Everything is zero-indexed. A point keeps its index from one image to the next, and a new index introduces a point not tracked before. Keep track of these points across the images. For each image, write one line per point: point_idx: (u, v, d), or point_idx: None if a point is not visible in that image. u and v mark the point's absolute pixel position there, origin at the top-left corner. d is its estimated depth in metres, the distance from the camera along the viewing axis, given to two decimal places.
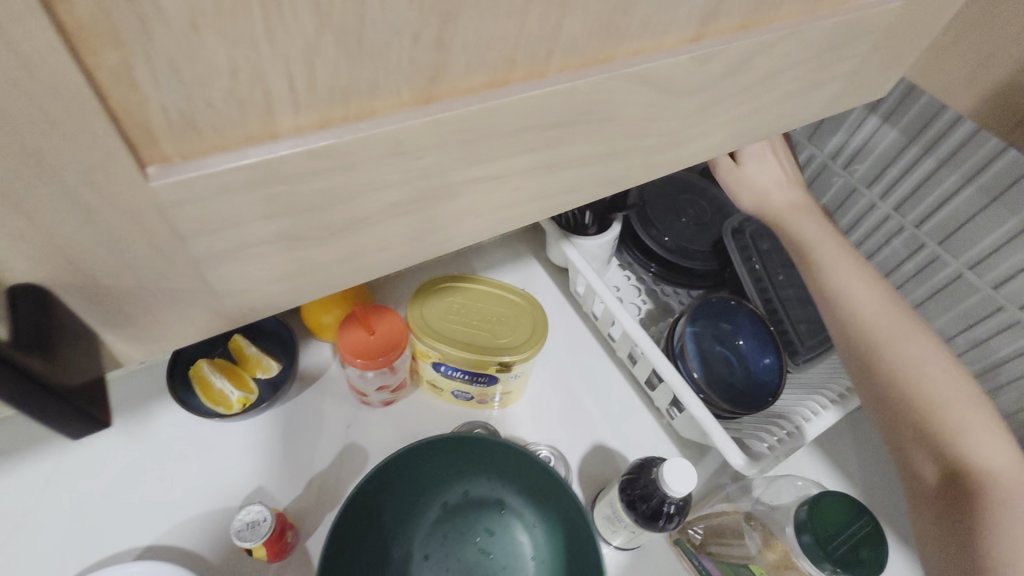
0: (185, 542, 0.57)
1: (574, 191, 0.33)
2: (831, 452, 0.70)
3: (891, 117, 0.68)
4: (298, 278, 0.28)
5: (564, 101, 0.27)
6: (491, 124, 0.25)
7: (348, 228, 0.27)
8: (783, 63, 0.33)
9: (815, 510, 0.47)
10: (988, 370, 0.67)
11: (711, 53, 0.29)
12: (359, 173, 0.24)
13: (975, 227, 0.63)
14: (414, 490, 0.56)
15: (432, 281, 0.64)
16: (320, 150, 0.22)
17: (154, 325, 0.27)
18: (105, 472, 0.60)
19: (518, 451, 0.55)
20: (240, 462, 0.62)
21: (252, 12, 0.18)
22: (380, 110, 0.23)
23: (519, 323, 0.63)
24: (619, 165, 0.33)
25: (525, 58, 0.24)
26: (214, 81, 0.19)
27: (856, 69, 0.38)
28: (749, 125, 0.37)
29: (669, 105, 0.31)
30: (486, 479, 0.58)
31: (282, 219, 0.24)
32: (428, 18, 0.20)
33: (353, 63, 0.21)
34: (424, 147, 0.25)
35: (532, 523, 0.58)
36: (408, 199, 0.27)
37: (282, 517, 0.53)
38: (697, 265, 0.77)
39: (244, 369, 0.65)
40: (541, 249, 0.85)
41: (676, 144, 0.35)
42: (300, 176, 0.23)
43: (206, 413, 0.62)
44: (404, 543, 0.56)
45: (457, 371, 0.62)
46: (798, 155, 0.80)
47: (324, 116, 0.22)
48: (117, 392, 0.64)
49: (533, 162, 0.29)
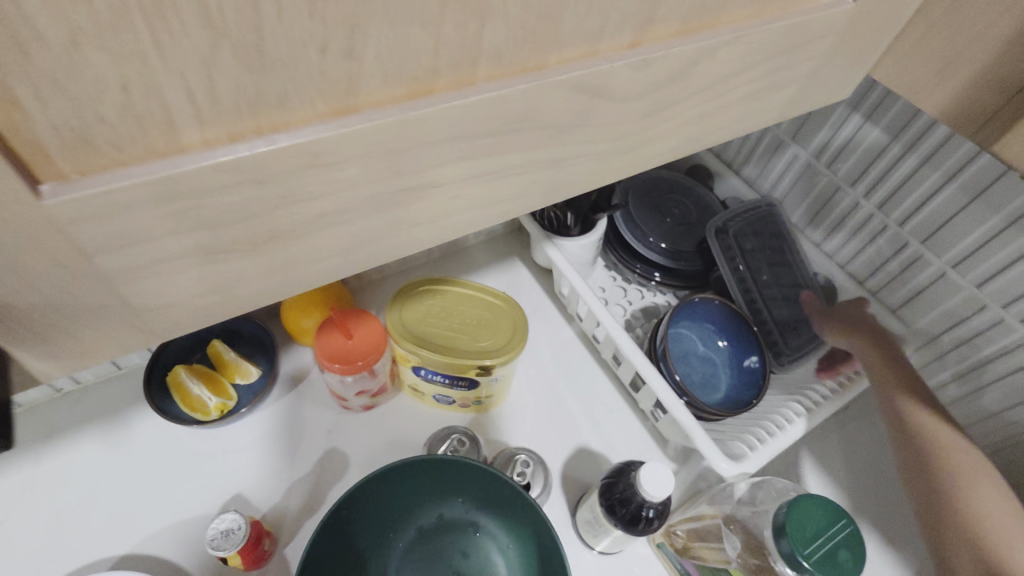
0: (160, 551, 0.56)
1: (523, 192, 0.34)
2: (813, 453, 0.70)
3: (873, 116, 0.67)
4: (224, 292, 0.28)
5: (495, 109, 0.27)
6: (417, 134, 0.26)
7: (270, 241, 0.27)
8: (734, 66, 0.34)
9: (793, 513, 0.46)
10: (973, 370, 0.67)
11: (650, 58, 0.30)
12: (277, 188, 0.25)
13: (956, 227, 0.63)
14: (389, 513, 0.56)
15: (412, 284, 0.64)
16: (227, 164, 0.23)
17: (88, 340, 0.27)
18: (82, 482, 0.60)
19: (491, 475, 0.54)
20: (219, 470, 0.61)
21: (135, 27, 0.18)
22: (294, 123, 0.24)
23: (499, 326, 0.62)
24: (564, 169, 0.34)
25: (448, 68, 0.25)
26: (104, 97, 0.19)
27: (814, 71, 0.39)
28: (700, 129, 0.38)
29: (612, 110, 0.32)
30: (463, 502, 0.58)
31: (196, 234, 0.24)
32: (336, 29, 0.21)
33: (257, 76, 0.21)
34: (346, 159, 0.25)
35: (505, 545, 0.57)
36: (344, 206, 0.27)
37: (258, 525, 0.53)
38: (681, 266, 0.77)
39: (222, 374, 0.64)
40: (525, 251, 0.85)
41: (626, 149, 0.36)
42: (209, 192, 0.23)
43: (184, 420, 0.61)
44: (380, 562, 0.56)
45: (438, 375, 0.62)
46: (782, 154, 0.80)
47: (233, 130, 0.23)
48: (94, 400, 0.64)
49: (470, 170, 0.30)
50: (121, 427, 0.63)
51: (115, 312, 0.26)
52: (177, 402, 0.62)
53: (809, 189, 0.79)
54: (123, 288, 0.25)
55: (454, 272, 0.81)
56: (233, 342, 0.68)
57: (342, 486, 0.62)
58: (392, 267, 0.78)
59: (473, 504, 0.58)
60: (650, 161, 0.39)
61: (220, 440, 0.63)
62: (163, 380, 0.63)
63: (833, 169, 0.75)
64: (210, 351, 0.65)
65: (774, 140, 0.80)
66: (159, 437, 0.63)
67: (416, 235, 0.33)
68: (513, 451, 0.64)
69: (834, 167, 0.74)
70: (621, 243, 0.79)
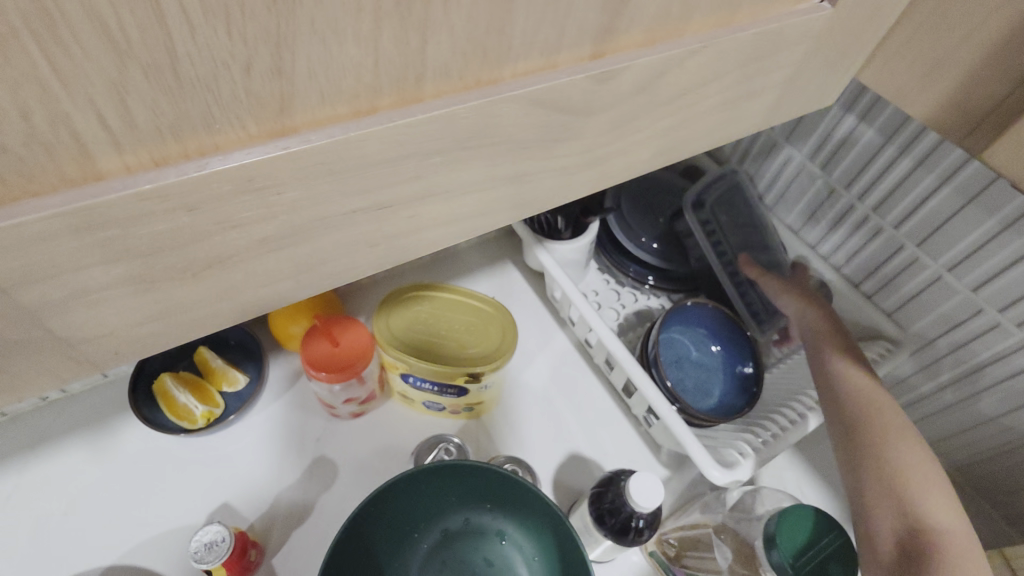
0: (143, 562, 0.56)
1: (490, 205, 0.33)
2: (806, 458, 0.69)
3: (867, 117, 0.66)
4: (168, 318, 0.29)
5: (445, 124, 0.27)
6: (360, 153, 0.26)
7: (213, 265, 0.27)
8: (706, 73, 0.33)
9: (787, 523, 0.45)
10: (971, 373, 0.66)
11: (613, 69, 0.29)
12: (208, 214, 0.25)
13: (954, 229, 0.62)
14: (412, 518, 0.55)
15: (400, 290, 0.63)
16: (149, 191, 0.23)
17: (29, 362, 0.27)
18: (65, 492, 0.59)
19: (522, 484, 0.53)
20: (206, 479, 0.61)
21: (30, 55, 0.18)
22: (223, 146, 0.24)
23: (488, 332, 0.62)
24: (525, 185, 0.34)
25: (391, 86, 0.25)
26: (6, 126, 0.19)
27: (795, 75, 0.38)
28: (674, 139, 0.38)
29: (575, 122, 0.31)
30: (489, 509, 0.57)
31: (126, 264, 0.25)
32: (259, 48, 0.21)
33: (175, 98, 0.21)
34: (283, 181, 0.25)
35: (529, 555, 0.56)
36: (293, 223, 0.27)
37: (244, 535, 0.52)
38: (676, 269, 0.76)
39: (210, 382, 0.64)
40: (517, 254, 0.84)
41: (597, 160, 0.35)
42: (132, 221, 0.23)
43: (172, 430, 0.61)
44: (401, 567, 0.55)
45: (426, 383, 0.61)
46: (777, 155, 0.79)
47: (158, 154, 0.23)
48: (76, 409, 0.64)
49: (421, 189, 0.30)
50: (103, 436, 0.62)
51: (60, 325, 0.26)
52: (164, 411, 0.62)
53: (804, 191, 0.78)
54: (67, 302, 0.25)
55: (444, 276, 0.81)
56: (221, 349, 0.67)
57: (326, 494, 0.61)
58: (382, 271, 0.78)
59: (500, 511, 0.56)
60: (625, 172, 0.38)
61: (203, 448, 0.63)
62: (150, 389, 0.63)
63: (827, 170, 0.74)
64: (197, 359, 0.64)
65: (769, 142, 0.79)
66: (142, 446, 0.62)
67: (382, 247, 0.32)
68: (500, 460, 0.63)
69: (829, 168, 0.73)
70: (614, 247, 0.78)
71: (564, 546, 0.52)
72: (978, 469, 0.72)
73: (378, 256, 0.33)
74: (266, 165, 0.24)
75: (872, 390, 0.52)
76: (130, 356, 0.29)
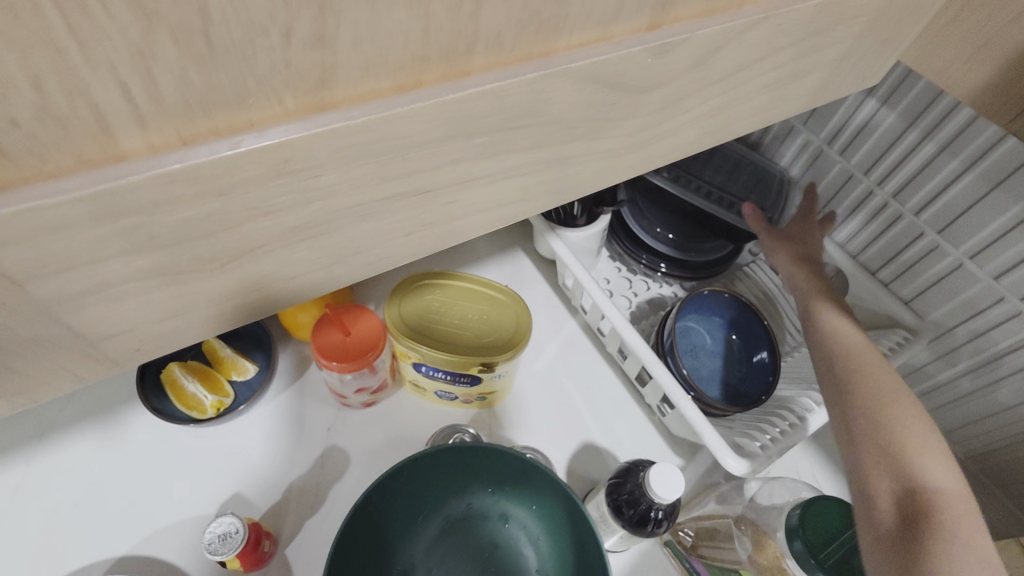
0: (155, 551, 0.55)
1: (524, 188, 0.32)
2: (822, 447, 0.69)
3: (890, 100, 0.64)
4: (186, 311, 0.28)
5: (493, 102, 0.25)
6: (404, 133, 0.24)
7: (240, 255, 0.26)
8: (757, 52, 0.32)
9: (805, 516, 0.44)
10: (989, 363, 0.65)
11: (669, 43, 0.28)
12: (240, 198, 0.23)
13: (976, 216, 0.60)
14: (408, 507, 0.54)
15: (411, 278, 0.62)
16: (176, 174, 0.21)
17: (44, 350, 0.26)
18: (77, 480, 0.59)
19: (522, 459, 0.53)
20: (216, 468, 0.60)
21: (47, 18, 0.16)
22: (258, 123, 0.22)
23: (502, 320, 0.60)
24: (563, 168, 0.32)
25: (440, 56, 0.24)
26: (16, 98, 0.17)
27: (843, 56, 0.37)
28: (714, 124, 0.36)
29: (621, 101, 0.30)
30: (488, 490, 0.56)
31: (146, 254, 0.24)
32: (301, 12, 0.19)
33: (206, 67, 0.19)
34: (323, 164, 0.24)
35: (535, 533, 0.55)
36: (327, 205, 0.26)
37: (258, 526, 0.52)
38: (691, 256, 0.74)
39: (219, 371, 0.63)
40: (529, 241, 0.82)
41: (636, 144, 0.34)
42: (154, 207, 0.22)
43: (180, 419, 0.60)
44: (405, 554, 0.54)
45: (439, 372, 0.60)
46: (793, 140, 0.77)
47: (186, 132, 0.21)
48: (86, 397, 0.63)
49: (460, 172, 0.28)
50: (113, 424, 0.62)
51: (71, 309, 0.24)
52: (173, 401, 0.61)
53: (822, 177, 0.76)
54: (86, 290, 0.24)
55: (456, 264, 0.80)
56: (228, 337, 0.66)
57: (339, 484, 0.61)
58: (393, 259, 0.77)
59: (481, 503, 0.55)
60: (661, 157, 0.37)
61: (214, 437, 0.62)
62: (156, 377, 0.62)
63: (846, 156, 0.72)
64: (205, 347, 0.64)
65: (785, 126, 0.77)
66: (152, 436, 0.61)
67: (412, 233, 0.31)
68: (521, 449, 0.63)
69: (848, 153, 0.71)
70: (626, 234, 0.76)
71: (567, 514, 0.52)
72: (994, 459, 0.72)
73: (407, 243, 0.32)
74: (307, 145, 0.23)
75: (856, 345, 0.50)
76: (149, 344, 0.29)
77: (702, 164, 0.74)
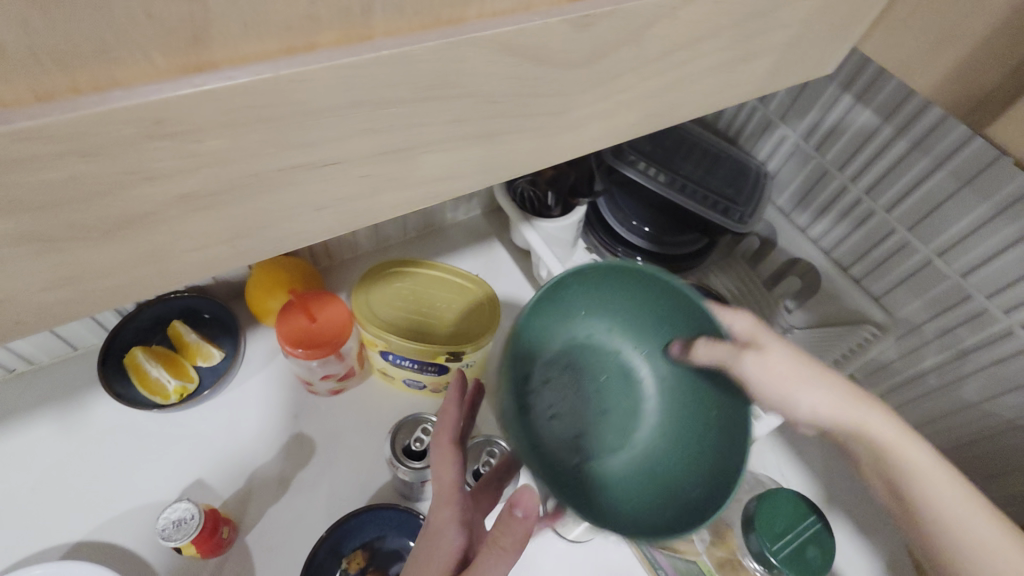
0: (111, 537, 0.55)
1: (462, 165, 0.32)
2: (787, 442, 0.69)
3: (865, 96, 0.64)
4: (91, 281, 0.26)
5: (398, 70, 0.25)
6: (300, 99, 0.24)
7: (126, 222, 0.24)
8: (694, 31, 0.31)
9: (763, 508, 0.44)
10: (955, 360, 0.65)
11: (586, 17, 0.27)
12: (113, 161, 0.22)
13: (946, 213, 0.61)
14: (563, 306, 0.48)
15: (381, 265, 0.61)
16: (27, 132, 0.20)
17: None
18: (32, 465, 0.58)
19: (659, 281, 0.45)
20: (177, 455, 0.59)
21: None
22: (125, 82, 0.21)
23: (470, 309, 0.60)
24: (498, 147, 0.32)
25: (330, 19, 0.23)
26: None
27: (790, 42, 0.36)
28: (663, 103, 0.36)
29: (548, 76, 0.29)
30: (623, 314, 0.49)
31: (18, 216, 0.22)
32: None
33: (52, 13, 0.18)
34: (204, 128, 0.23)
35: (668, 401, 0.47)
36: (227, 176, 0.25)
37: (216, 513, 0.51)
38: (666, 249, 0.74)
39: (183, 357, 0.62)
40: (504, 231, 0.82)
41: (580, 122, 0.33)
42: (18, 162, 0.20)
43: (144, 404, 0.60)
44: (532, 359, 0.46)
45: (406, 360, 0.59)
46: (770, 135, 0.77)
47: (45, 89, 0.20)
48: (43, 381, 0.61)
49: (381, 145, 0.28)
50: (71, 408, 0.61)
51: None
52: (136, 386, 0.60)
53: (797, 172, 0.76)
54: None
55: (429, 252, 0.79)
56: (194, 322, 0.65)
57: (302, 472, 0.60)
58: (366, 246, 0.77)
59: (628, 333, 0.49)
60: (612, 137, 0.36)
61: (175, 423, 0.61)
62: (120, 360, 0.61)
63: (822, 152, 0.72)
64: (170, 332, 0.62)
65: (764, 120, 0.76)
66: (112, 421, 0.60)
67: (349, 208, 0.30)
68: (479, 440, 0.55)
69: (824, 149, 0.71)
70: (603, 226, 0.76)
71: (721, 396, 0.44)
72: None
73: (344, 220, 0.31)
74: (179, 106, 0.22)
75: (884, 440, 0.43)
76: (67, 319, 0.27)
77: (681, 158, 0.74)
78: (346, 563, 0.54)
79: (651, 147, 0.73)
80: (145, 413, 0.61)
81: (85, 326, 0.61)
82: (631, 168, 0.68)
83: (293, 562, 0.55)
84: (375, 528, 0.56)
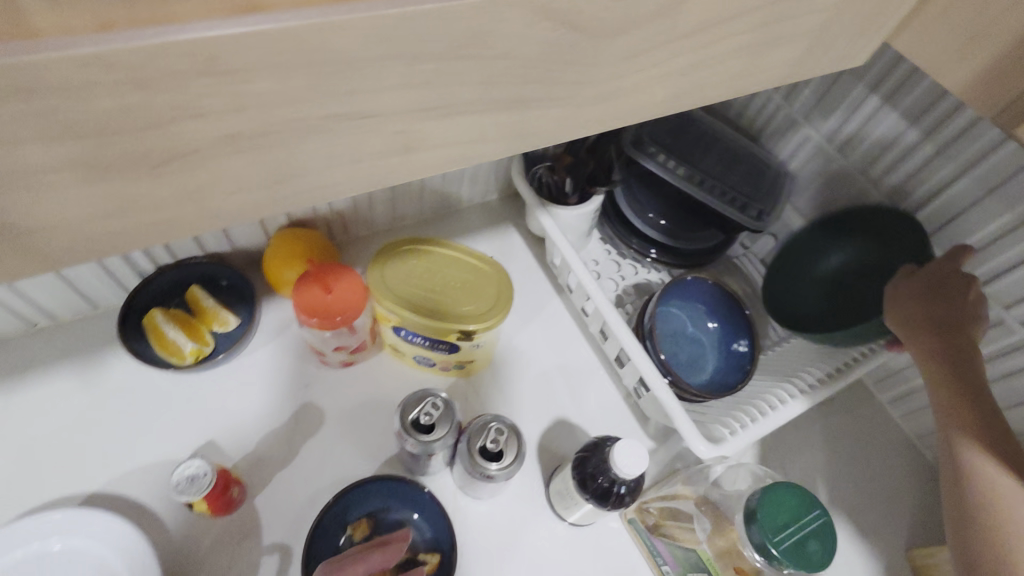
0: (123, 491, 0.56)
1: (486, 134, 0.32)
2: (794, 441, 0.69)
3: (893, 98, 0.63)
4: (120, 222, 0.27)
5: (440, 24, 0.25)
6: (338, 47, 0.24)
7: (167, 162, 0.25)
8: (723, 11, 0.31)
9: (768, 501, 0.44)
10: None
11: None
12: (164, 95, 0.23)
13: (968, 221, 0.60)
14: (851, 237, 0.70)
15: (397, 242, 0.61)
16: (87, 58, 0.21)
17: None
18: (51, 418, 0.59)
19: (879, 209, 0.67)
20: (190, 416, 0.61)
21: None
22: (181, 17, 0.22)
23: (484, 290, 0.60)
24: (521, 118, 0.32)
25: None
26: None
27: (819, 30, 0.36)
28: (691, 82, 0.36)
29: (575, 47, 0.29)
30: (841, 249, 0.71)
31: (73, 144, 0.23)
32: None
33: None
34: (250, 68, 0.23)
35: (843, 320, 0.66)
36: (268, 122, 0.25)
37: (227, 472, 0.53)
38: (682, 244, 0.74)
39: (201, 321, 0.64)
40: (519, 216, 0.82)
41: (607, 95, 0.34)
42: (72, 89, 0.21)
43: (161, 362, 0.62)
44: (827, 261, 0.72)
45: (418, 337, 0.60)
46: (792, 136, 0.75)
47: None
48: (64, 337, 0.63)
49: (407, 107, 0.28)
50: (92, 365, 0.62)
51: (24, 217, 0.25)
52: (153, 346, 0.62)
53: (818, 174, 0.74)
54: (25, 192, 0.24)
55: (444, 233, 0.80)
56: (212, 288, 0.66)
57: (311, 440, 0.61)
58: (381, 224, 0.77)
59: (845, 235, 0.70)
60: (637, 113, 0.37)
61: (190, 384, 0.62)
62: (138, 321, 0.63)
63: (845, 154, 0.70)
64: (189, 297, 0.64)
65: (786, 119, 0.75)
66: (128, 379, 0.62)
67: (374, 167, 0.31)
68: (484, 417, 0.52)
69: (847, 152, 0.70)
70: (618, 217, 0.76)
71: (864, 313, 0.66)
72: None
73: (366, 182, 0.32)
74: (234, 42, 0.22)
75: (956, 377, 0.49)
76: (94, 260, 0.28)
77: (702, 153, 0.73)
78: (350, 530, 0.55)
79: (673, 140, 0.73)
80: (161, 372, 0.62)
81: (106, 286, 0.63)
82: (650, 160, 0.68)
83: (300, 526, 0.57)
84: (378, 495, 0.56)
